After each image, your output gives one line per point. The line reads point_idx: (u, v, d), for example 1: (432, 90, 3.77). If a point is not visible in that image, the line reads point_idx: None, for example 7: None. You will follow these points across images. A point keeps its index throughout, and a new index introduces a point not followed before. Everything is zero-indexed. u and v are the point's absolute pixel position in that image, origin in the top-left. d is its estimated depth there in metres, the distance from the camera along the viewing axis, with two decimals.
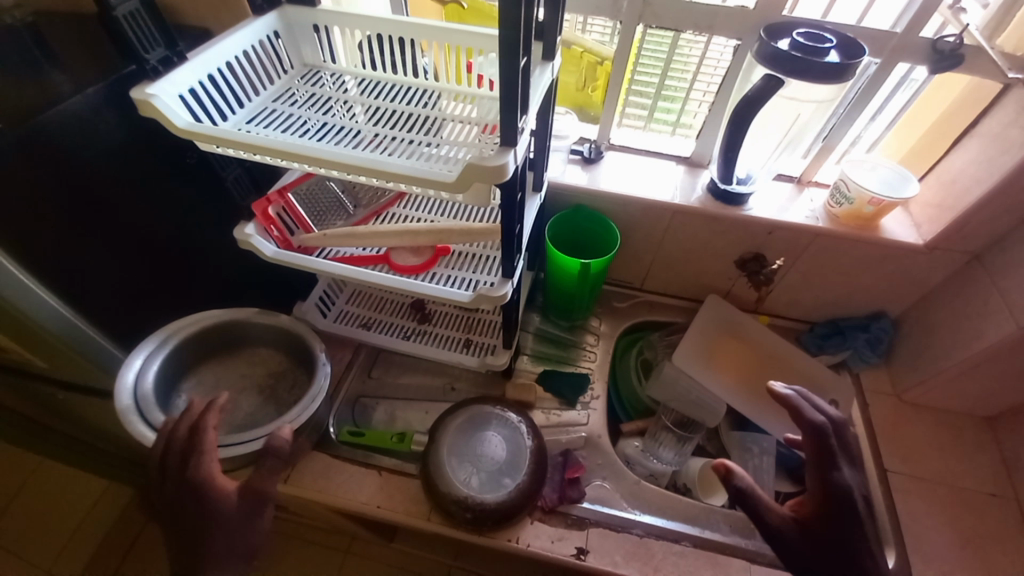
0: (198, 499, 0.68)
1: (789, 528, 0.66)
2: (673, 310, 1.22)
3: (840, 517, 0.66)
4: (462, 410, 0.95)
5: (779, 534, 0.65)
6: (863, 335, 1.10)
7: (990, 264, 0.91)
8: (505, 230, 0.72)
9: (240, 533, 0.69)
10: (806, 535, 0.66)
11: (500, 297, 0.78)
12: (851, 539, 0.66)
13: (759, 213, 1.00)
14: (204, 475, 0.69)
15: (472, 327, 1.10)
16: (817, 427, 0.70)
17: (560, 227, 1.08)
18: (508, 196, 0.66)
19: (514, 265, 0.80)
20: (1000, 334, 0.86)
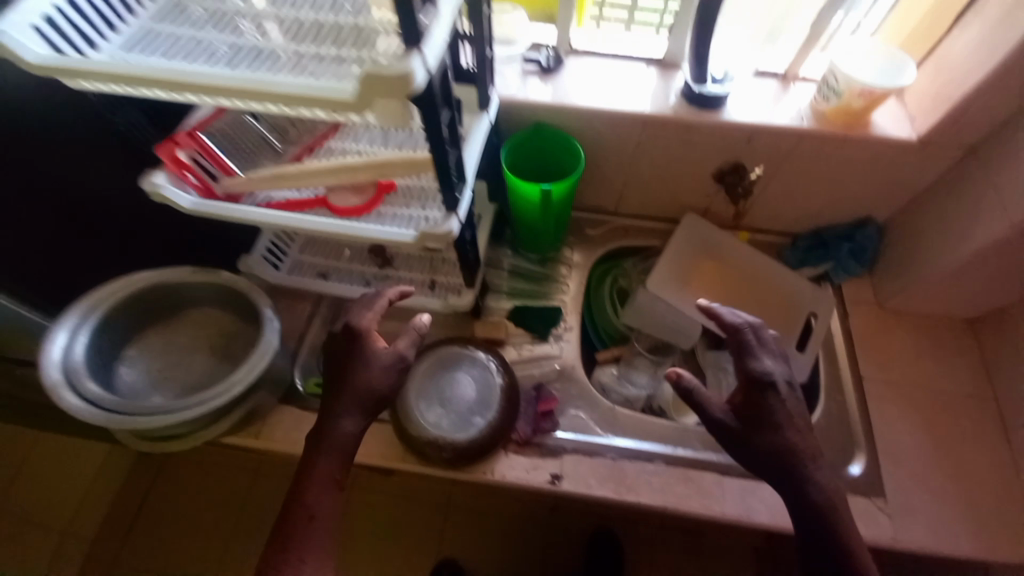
0: (358, 341, 0.78)
1: (720, 415, 0.70)
2: (650, 234, 1.16)
3: (767, 400, 0.69)
4: (430, 353, 0.92)
5: (712, 420, 0.70)
6: (847, 245, 1.04)
7: (986, 157, 0.83)
8: (436, 156, 0.63)
9: (376, 386, 0.76)
10: (735, 419, 0.70)
11: (445, 235, 0.71)
12: (781, 416, 0.69)
13: (735, 118, 0.90)
14: (365, 324, 0.79)
15: (435, 268, 1.03)
16: (732, 325, 0.74)
17: (519, 149, 0.97)
18: (431, 115, 0.56)
19: (460, 195, 0.72)
20: (990, 233, 0.81)
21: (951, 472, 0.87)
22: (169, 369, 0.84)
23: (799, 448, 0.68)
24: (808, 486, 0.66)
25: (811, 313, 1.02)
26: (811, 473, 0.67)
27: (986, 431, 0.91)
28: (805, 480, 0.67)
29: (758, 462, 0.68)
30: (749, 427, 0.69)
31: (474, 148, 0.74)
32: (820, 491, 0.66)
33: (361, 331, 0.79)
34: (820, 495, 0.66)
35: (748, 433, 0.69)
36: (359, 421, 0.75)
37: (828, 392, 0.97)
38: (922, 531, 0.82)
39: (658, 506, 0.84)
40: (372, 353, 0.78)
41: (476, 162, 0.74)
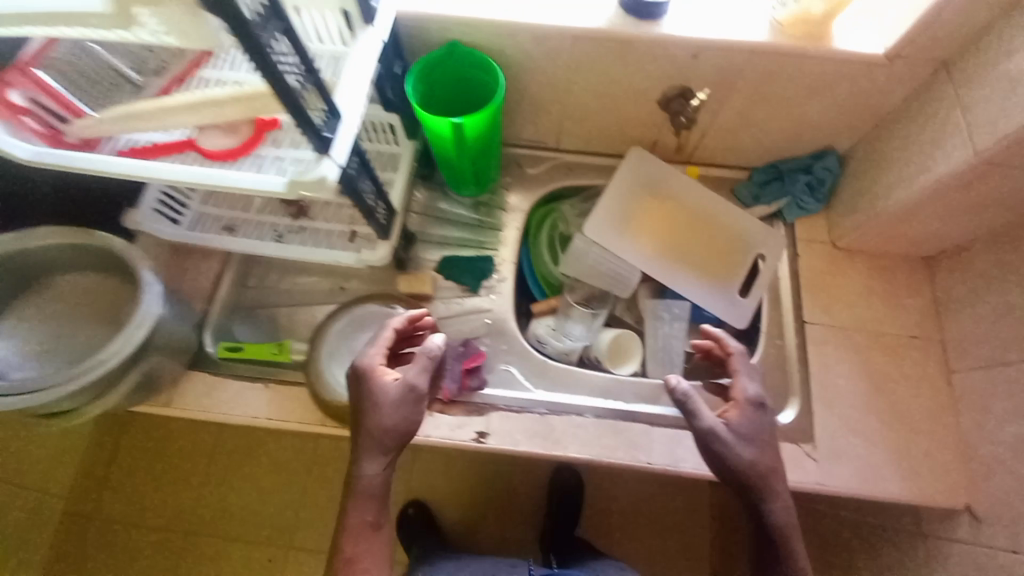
0: (365, 381, 0.72)
1: (713, 427, 0.67)
2: (595, 170, 1.05)
3: (756, 421, 0.70)
4: (343, 313, 0.90)
5: (704, 434, 0.68)
6: (803, 178, 0.96)
7: (957, 72, 0.72)
8: (279, 92, 0.52)
9: (391, 425, 0.69)
10: (726, 434, 0.68)
11: (317, 184, 0.59)
12: (766, 438, 0.70)
13: (675, 31, 0.77)
14: (372, 362, 0.73)
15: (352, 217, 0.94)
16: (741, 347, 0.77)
17: (434, 74, 0.84)
18: (245, 34, 0.45)
19: (335, 137, 0.60)
20: (950, 163, 0.72)
21: (886, 416, 0.85)
22: (45, 340, 0.78)
23: (772, 472, 0.68)
24: (773, 509, 0.68)
25: (760, 254, 0.95)
26: (776, 494, 0.68)
27: (928, 373, 0.88)
28: (770, 503, 0.68)
29: (733, 480, 0.68)
30: (733, 442, 0.68)
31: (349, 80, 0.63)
32: (781, 514, 0.68)
33: (367, 370, 0.73)
34: (781, 520, 0.68)
35: (733, 450, 0.67)
36: (381, 463, 0.70)
37: (768, 337, 0.93)
38: (849, 473, 0.82)
39: (585, 458, 0.82)
40: (378, 389, 0.71)
41: (355, 102, 0.62)
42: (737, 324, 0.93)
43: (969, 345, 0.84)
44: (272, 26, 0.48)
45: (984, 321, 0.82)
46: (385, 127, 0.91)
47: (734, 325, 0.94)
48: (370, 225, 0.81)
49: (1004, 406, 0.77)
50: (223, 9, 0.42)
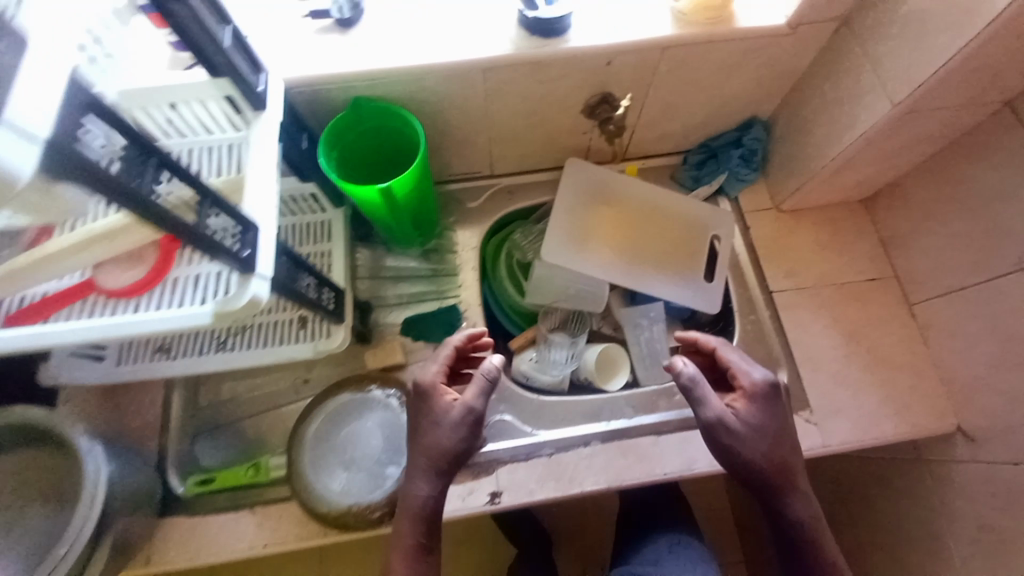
0: (425, 402, 0.71)
1: (724, 419, 0.68)
2: (538, 187, 1.02)
3: (766, 410, 0.70)
4: (317, 414, 0.79)
5: (720, 425, 0.68)
6: (736, 152, 0.97)
7: (858, 28, 0.74)
8: (170, 227, 0.44)
9: (447, 447, 0.69)
10: (740, 424, 0.69)
11: (249, 308, 0.53)
12: (780, 431, 0.70)
13: (584, 43, 0.73)
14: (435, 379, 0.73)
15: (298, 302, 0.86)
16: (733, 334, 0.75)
17: (347, 137, 0.77)
18: (120, 191, 0.39)
19: (258, 249, 0.53)
20: (873, 117, 0.74)
21: (864, 362, 0.89)
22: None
23: (788, 469, 0.70)
24: (792, 506, 0.70)
25: (715, 235, 0.97)
26: (791, 487, 0.70)
27: (892, 310, 0.92)
28: (789, 501, 0.70)
29: (750, 475, 0.69)
30: (747, 434, 0.69)
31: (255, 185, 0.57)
32: (796, 509, 0.70)
33: (428, 388, 0.72)
34: (803, 515, 0.70)
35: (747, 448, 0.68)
36: (429, 476, 0.69)
37: (742, 315, 0.94)
38: (850, 428, 0.85)
39: (602, 487, 0.80)
40: (439, 408, 0.70)
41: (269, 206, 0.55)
42: (711, 309, 0.94)
43: (924, 276, 0.89)
44: (151, 168, 0.42)
45: (933, 252, 0.87)
46: (307, 196, 0.85)
47: (708, 309, 0.95)
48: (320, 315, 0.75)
49: (970, 328, 0.82)
50: (84, 181, 0.36)
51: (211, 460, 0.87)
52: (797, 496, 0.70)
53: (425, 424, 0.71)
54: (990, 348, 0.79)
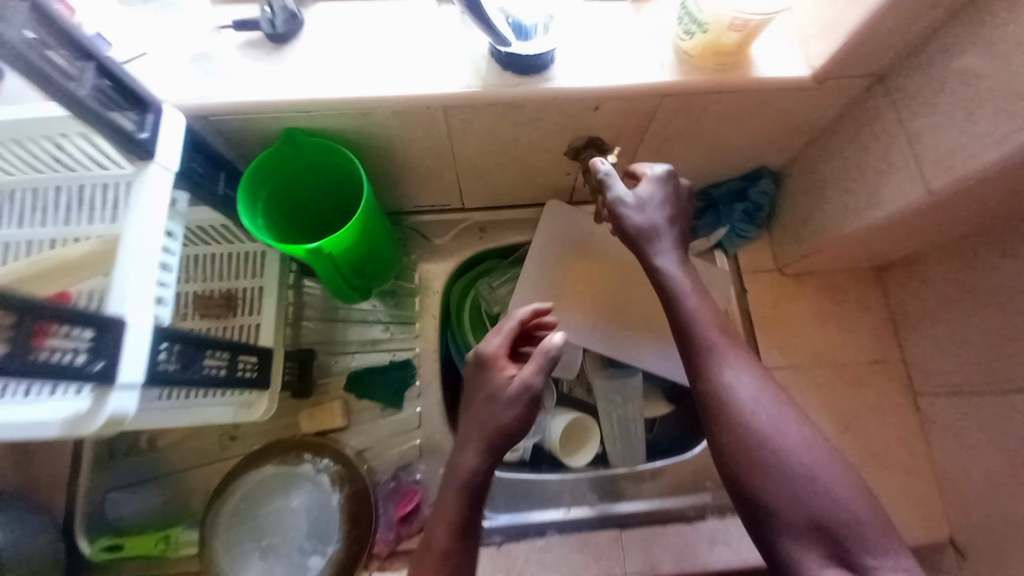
0: (483, 373, 0.63)
1: (629, 212, 0.63)
2: (516, 225, 0.90)
3: (668, 195, 0.64)
4: (236, 489, 0.71)
5: (652, 255, 0.63)
6: (738, 206, 0.85)
7: (896, 90, 0.62)
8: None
9: (504, 425, 0.59)
10: (656, 221, 0.64)
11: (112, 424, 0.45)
12: (673, 199, 0.65)
13: (569, 83, 0.61)
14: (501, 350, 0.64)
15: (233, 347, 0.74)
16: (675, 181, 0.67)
17: (281, 173, 0.65)
18: None
19: (117, 359, 0.44)
20: (902, 200, 0.63)
21: (856, 456, 0.81)
22: None
23: (660, 232, 0.64)
24: (661, 253, 0.63)
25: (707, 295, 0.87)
26: (741, 369, 0.58)
27: (892, 398, 0.83)
28: (729, 371, 0.58)
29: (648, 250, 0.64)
30: (665, 241, 0.64)
31: (133, 270, 0.47)
32: (756, 410, 0.56)
33: (488, 360, 0.64)
34: (691, 309, 0.61)
35: (660, 239, 0.63)
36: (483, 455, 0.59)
37: None
38: None
39: None
40: (496, 384, 0.62)
41: (142, 297, 0.46)
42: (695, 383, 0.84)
43: (932, 367, 0.79)
44: None
45: (946, 341, 0.77)
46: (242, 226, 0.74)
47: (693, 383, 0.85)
48: (238, 390, 0.65)
49: (974, 434, 0.73)
50: None
51: (133, 511, 0.78)
52: (733, 346, 0.60)
53: (481, 399, 0.62)
54: (992, 460, 0.71)
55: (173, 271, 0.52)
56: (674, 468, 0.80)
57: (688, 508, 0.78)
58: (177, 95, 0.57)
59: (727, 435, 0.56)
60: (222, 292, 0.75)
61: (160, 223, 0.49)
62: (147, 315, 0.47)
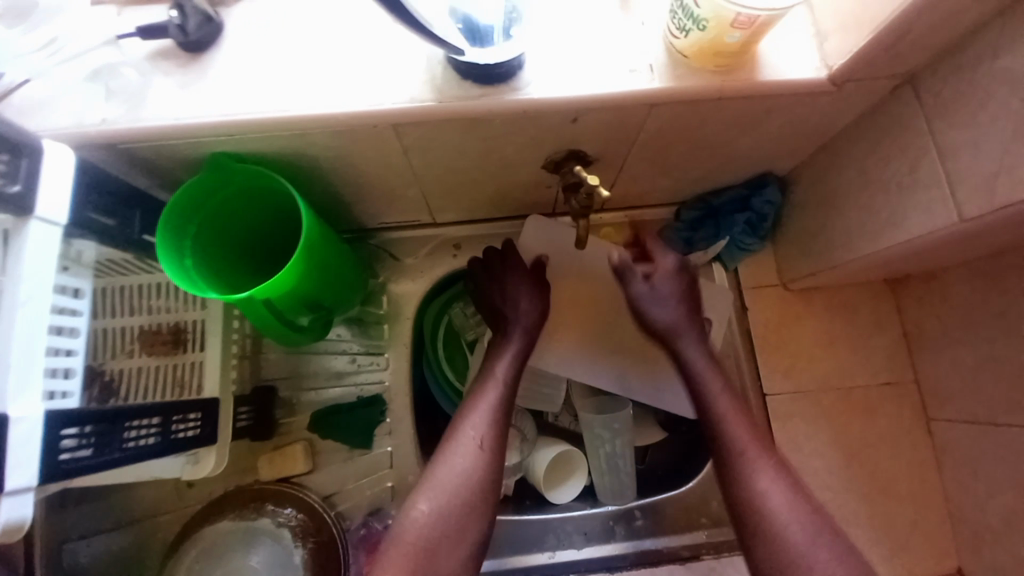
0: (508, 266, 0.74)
1: (643, 288, 0.72)
2: (494, 239, 0.82)
3: (682, 290, 0.72)
4: (194, 546, 0.67)
5: (671, 346, 0.71)
6: (741, 217, 0.76)
7: (928, 94, 0.53)
8: None
9: (528, 310, 0.72)
10: (677, 325, 0.71)
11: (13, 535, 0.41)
12: (689, 292, 0.73)
13: (541, 93, 0.51)
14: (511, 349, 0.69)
15: (184, 389, 0.67)
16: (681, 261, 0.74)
17: (211, 203, 0.57)
18: None
19: (1, 464, 0.39)
20: (930, 224, 0.54)
21: (864, 489, 0.75)
22: None
23: (683, 326, 0.71)
24: (689, 355, 0.70)
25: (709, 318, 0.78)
26: (772, 476, 0.58)
27: (906, 426, 0.76)
28: (760, 480, 0.58)
29: (674, 352, 0.71)
30: (687, 335, 0.71)
31: (20, 354, 0.41)
32: (776, 509, 0.56)
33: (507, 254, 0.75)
34: (697, 363, 0.69)
35: (684, 335, 0.71)
36: (473, 456, 0.59)
37: None
38: None
39: None
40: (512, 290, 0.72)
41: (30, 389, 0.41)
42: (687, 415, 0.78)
43: (948, 395, 0.72)
44: None
45: (964, 366, 0.69)
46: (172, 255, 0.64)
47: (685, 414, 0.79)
48: (179, 452, 0.59)
49: (990, 470, 0.66)
50: None
51: (92, 559, 0.71)
52: (766, 453, 0.60)
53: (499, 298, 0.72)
54: (1008, 499, 0.64)
55: (80, 336, 0.49)
56: (668, 504, 0.75)
57: (682, 547, 0.74)
58: (58, 125, 0.49)
59: (733, 480, 0.59)
60: (169, 327, 0.67)
61: (48, 292, 0.43)
62: (39, 404, 0.42)
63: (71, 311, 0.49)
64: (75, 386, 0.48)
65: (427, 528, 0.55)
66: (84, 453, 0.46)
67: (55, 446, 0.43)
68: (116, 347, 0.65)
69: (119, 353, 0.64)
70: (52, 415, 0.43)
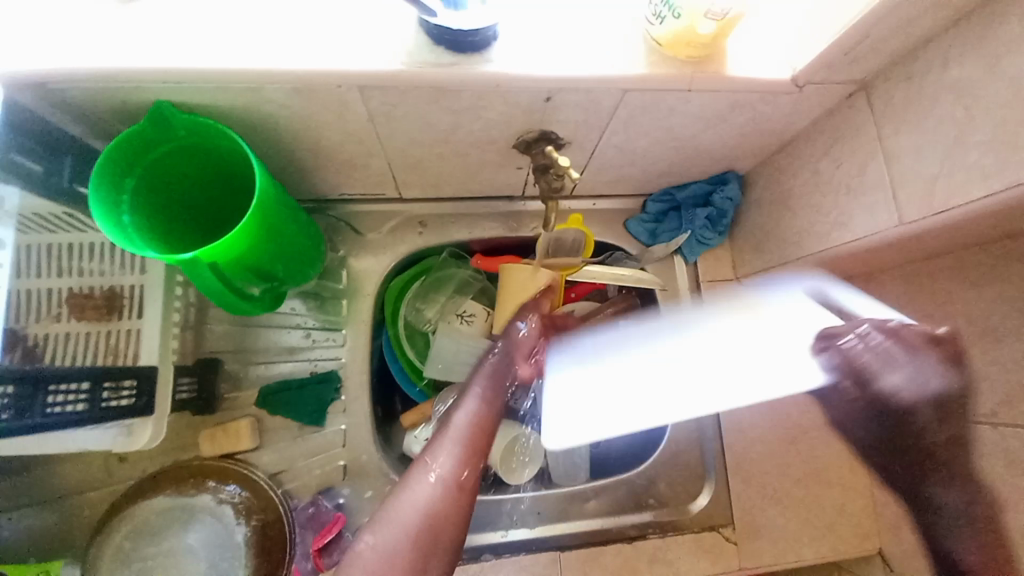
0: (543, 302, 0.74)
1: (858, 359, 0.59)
2: (463, 220, 0.81)
3: (916, 358, 0.58)
4: (126, 521, 0.64)
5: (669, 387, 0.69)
6: (703, 211, 0.79)
7: (879, 102, 0.56)
8: None
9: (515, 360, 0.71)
10: (920, 407, 0.58)
11: None
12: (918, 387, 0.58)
13: (514, 66, 0.50)
14: (455, 425, 0.63)
15: (116, 357, 0.62)
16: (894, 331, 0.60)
17: (150, 159, 0.53)
18: None
19: None
20: (872, 228, 0.58)
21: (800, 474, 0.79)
22: None
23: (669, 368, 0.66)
24: (935, 489, 0.59)
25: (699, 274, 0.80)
26: None
27: None
28: None
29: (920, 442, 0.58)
30: (908, 428, 0.58)
31: None
32: None
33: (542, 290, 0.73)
34: (956, 503, 0.58)
35: (925, 422, 0.58)
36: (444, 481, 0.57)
37: None
38: (767, 549, 0.77)
39: None
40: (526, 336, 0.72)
41: None
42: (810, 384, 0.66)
43: None
44: None
45: None
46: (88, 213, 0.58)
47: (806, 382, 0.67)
48: (109, 421, 0.56)
49: None
50: None
51: (11, 536, 0.66)
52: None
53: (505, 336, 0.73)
54: None
55: None
56: (620, 485, 0.78)
57: (630, 526, 0.77)
58: None
59: None
60: (102, 291, 0.62)
61: None
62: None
63: None
64: None
65: (378, 560, 0.52)
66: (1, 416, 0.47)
67: None
68: (48, 311, 0.60)
69: (45, 317, 0.60)
70: None
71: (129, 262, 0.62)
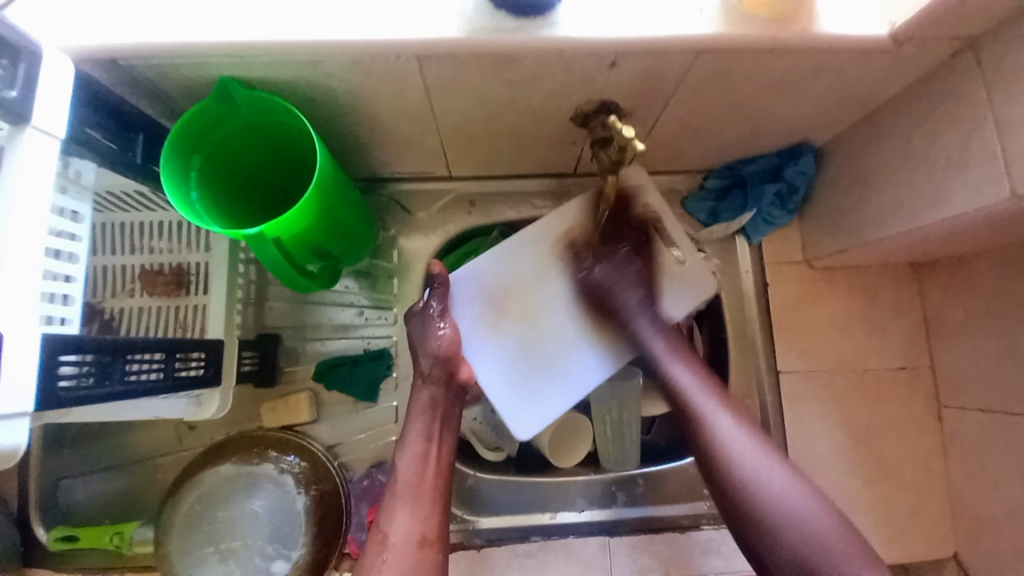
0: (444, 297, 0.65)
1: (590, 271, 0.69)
2: (513, 198, 0.79)
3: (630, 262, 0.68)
4: (193, 485, 0.67)
5: (616, 311, 0.67)
6: (772, 188, 0.73)
7: (992, 61, 0.49)
8: None
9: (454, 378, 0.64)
10: (620, 287, 0.68)
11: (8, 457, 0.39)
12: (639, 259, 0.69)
13: (577, 31, 0.47)
14: (401, 479, 0.60)
15: (184, 330, 0.65)
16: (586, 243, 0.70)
17: (212, 137, 0.54)
18: None
19: None
20: (970, 206, 0.52)
21: (869, 471, 0.74)
22: None
23: (616, 286, 0.68)
24: (683, 377, 0.64)
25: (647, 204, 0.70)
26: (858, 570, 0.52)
27: (916, 413, 0.75)
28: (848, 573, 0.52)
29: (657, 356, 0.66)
30: (640, 305, 0.67)
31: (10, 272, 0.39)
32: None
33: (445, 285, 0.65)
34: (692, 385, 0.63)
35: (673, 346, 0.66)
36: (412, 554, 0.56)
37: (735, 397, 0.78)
38: None
39: None
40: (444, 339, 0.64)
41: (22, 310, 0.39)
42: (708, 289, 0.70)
43: (964, 386, 0.71)
44: None
45: (986, 358, 0.67)
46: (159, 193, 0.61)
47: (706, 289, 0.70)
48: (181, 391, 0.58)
49: (1000, 462, 0.66)
50: None
51: (89, 497, 0.72)
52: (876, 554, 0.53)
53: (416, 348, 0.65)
54: (1014, 491, 0.64)
55: (78, 263, 0.47)
56: (672, 475, 0.76)
57: (682, 517, 0.75)
58: (58, 34, 0.45)
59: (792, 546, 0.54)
60: (171, 268, 0.64)
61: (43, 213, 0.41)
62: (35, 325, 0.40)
63: (70, 235, 0.47)
64: (74, 314, 0.46)
65: None
66: (85, 382, 0.44)
67: (54, 373, 0.41)
68: (123, 285, 0.63)
69: (120, 291, 0.63)
70: (50, 338, 0.40)
71: (195, 239, 0.64)
